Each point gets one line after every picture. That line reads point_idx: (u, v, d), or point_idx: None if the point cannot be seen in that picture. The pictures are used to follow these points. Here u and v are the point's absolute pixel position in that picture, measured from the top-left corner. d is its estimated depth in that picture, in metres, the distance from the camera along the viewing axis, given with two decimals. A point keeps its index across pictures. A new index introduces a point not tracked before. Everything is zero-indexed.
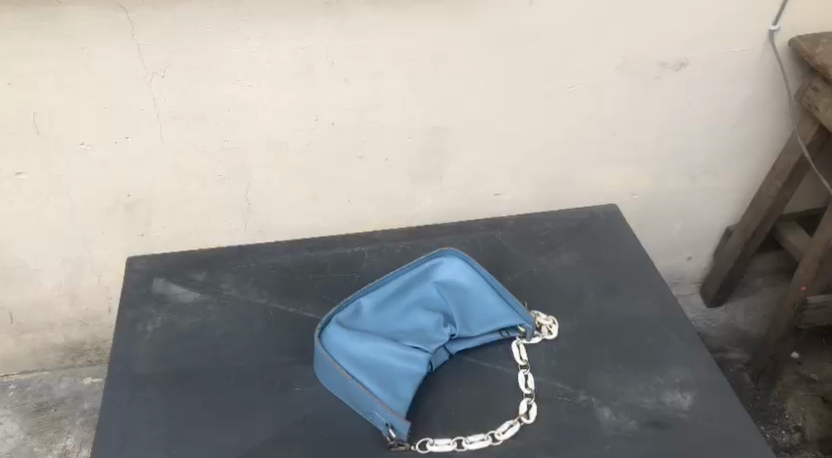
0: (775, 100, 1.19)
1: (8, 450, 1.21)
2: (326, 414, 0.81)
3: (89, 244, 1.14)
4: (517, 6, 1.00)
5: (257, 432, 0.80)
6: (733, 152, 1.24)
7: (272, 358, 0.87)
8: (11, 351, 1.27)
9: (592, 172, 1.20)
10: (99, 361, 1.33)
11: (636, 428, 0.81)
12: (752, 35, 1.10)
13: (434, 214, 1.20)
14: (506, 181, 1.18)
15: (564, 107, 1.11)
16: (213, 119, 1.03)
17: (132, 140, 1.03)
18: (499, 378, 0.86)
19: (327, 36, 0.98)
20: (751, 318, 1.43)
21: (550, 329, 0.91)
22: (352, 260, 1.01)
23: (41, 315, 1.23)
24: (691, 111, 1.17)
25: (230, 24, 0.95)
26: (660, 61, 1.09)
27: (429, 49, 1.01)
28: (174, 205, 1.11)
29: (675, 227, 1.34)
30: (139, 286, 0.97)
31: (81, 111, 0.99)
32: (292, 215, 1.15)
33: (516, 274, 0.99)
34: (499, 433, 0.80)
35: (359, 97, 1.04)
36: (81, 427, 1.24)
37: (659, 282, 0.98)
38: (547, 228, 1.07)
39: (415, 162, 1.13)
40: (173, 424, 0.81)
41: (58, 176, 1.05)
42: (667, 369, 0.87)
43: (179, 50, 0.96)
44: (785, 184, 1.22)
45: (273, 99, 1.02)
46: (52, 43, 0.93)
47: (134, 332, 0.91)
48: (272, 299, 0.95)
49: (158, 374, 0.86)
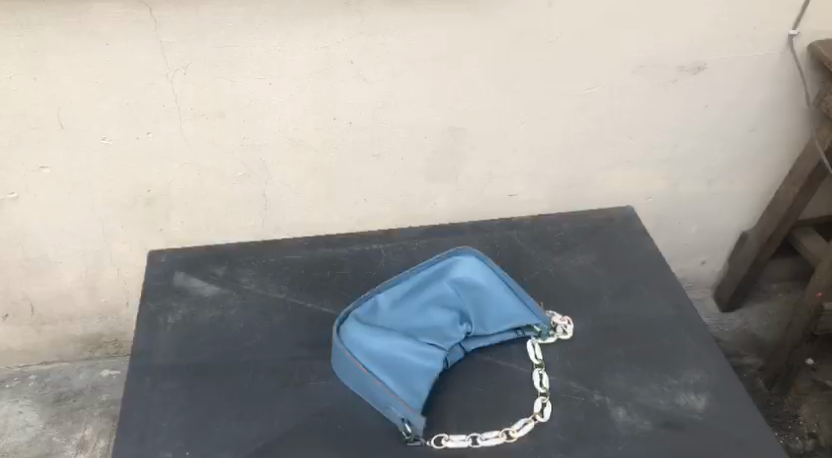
0: (792, 105, 1.19)
1: (27, 439, 1.22)
2: (343, 408, 0.82)
3: (109, 238, 1.16)
4: (535, 8, 1.00)
5: (275, 425, 0.81)
6: (750, 157, 1.24)
7: (289, 352, 0.89)
8: (32, 342, 1.29)
9: (608, 174, 1.21)
10: (117, 353, 1.34)
11: (650, 429, 0.81)
12: (770, 40, 1.10)
13: (449, 214, 1.21)
14: (523, 182, 1.19)
15: (581, 109, 1.12)
16: (234, 116, 1.04)
17: (153, 136, 1.05)
18: (514, 377, 0.86)
19: (346, 35, 0.99)
20: (765, 324, 1.42)
21: (565, 329, 0.92)
22: (369, 257, 1.02)
23: (61, 307, 1.25)
24: (708, 115, 1.17)
25: (251, 23, 0.96)
26: (677, 64, 1.10)
27: (447, 50, 1.02)
28: (194, 201, 1.13)
29: (691, 230, 1.34)
30: (160, 279, 0.98)
31: (105, 106, 1.01)
32: (309, 213, 1.17)
33: (531, 274, 1.00)
34: (513, 431, 0.80)
35: (378, 97, 1.05)
36: (99, 418, 1.26)
37: (675, 283, 0.98)
38: (563, 229, 1.07)
39: (432, 161, 1.14)
40: (193, 415, 0.82)
41: (81, 170, 1.07)
42: (681, 371, 0.87)
43: (201, 47, 0.97)
44: (802, 190, 1.22)
45: (292, 98, 1.03)
46: (77, 39, 0.95)
47: (155, 324, 0.92)
48: (290, 294, 0.96)
49: (178, 366, 0.87)
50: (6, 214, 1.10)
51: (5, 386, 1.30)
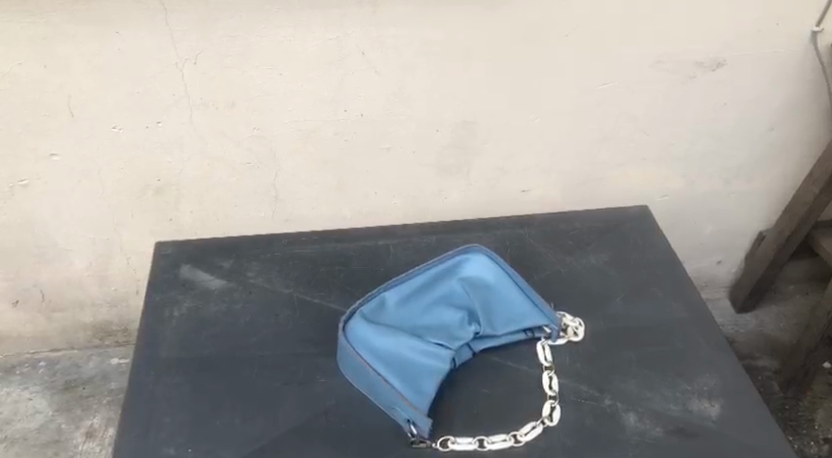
0: (814, 105, 1.16)
1: (36, 426, 1.23)
2: (348, 407, 0.81)
3: (117, 227, 1.15)
4: (551, 2, 0.98)
5: (278, 423, 0.80)
6: (771, 154, 1.21)
7: (295, 349, 0.87)
8: (42, 329, 1.30)
9: (623, 171, 1.18)
10: (126, 342, 1.35)
11: (661, 435, 0.80)
12: (794, 37, 1.07)
13: (461, 210, 1.19)
14: (536, 178, 1.17)
15: (597, 105, 1.10)
16: (245, 106, 1.03)
17: (163, 125, 1.04)
18: (523, 379, 0.85)
19: (357, 26, 0.97)
20: (781, 326, 1.40)
21: (576, 331, 0.90)
22: (377, 253, 1.01)
23: (71, 295, 1.25)
24: (728, 112, 1.14)
25: (262, 14, 0.95)
26: (696, 60, 1.07)
27: (460, 44, 1.00)
28: (203, 191, 1.12)
29: (706, 229, 1.32)
30: (167, 271, 0.97)
31: (115, 95, 1.00)
32: (320, 205, 1.16)
33: (543, 274, 0.98)
34: (521, 435, 0.79)
35: (389, 89, 1.04)
36: (107, 406, 1.26)
37: (689, 285, 0.96)
38: (577, 228, 1.05)
39: (444, 155, 1.12)
40: (196, 410, 0.81)
41: (91, 158, 1.06)
42: (695, 377, 0.85)
43: (212, 37, 0.96)
44: (822, 190, 1.17)
45: (303, 88, 1.02)
46: (88, 27, 0.94)
47: (160, 317, 0.91)
48: (296, 290, 0.95)
49: (183, 360, 0.86)
50: (16, 201, 1.10)
51: (15, 372, 1.31)
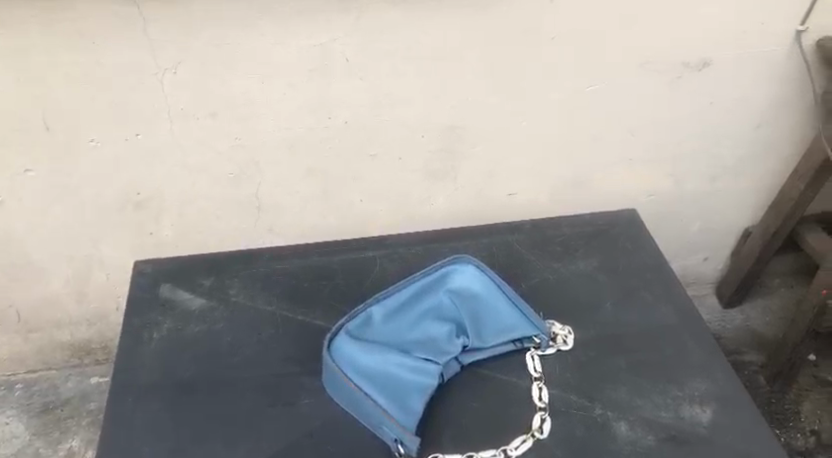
0: (800, 103, 1.15)
1: (13, 451, 1.20)
2: (334, 427, 0.79)
3: (96, 243, 1.13)
4: (537, 6, 0.97)
5: (262, 446, 0.78)
6: (758, 152, 1.20)
7: (277, 370, 0.85)
8: (19, 349, 1.26)
9: (610, 172, 1.17)
10: (106, 360, 1.32)
11: (653, 444, 0.78)
12: (780, 36, 1.06)
13: (446, 215, 1.18)
14: (522, 182, 1.16)
15: (583, 107, 1.08)
16: (225, 116, 1.00)
17: (142, 137, 1.01)
18: (512, 391, 0.83)
19: (341, 33, 0.95)
20: (767, 320, 1.40)
21: (565, 339, 0.89)
22: (362, 265, 0.99)
23: (49, 313, 1.22)
24: (714, 111, 1.13)
25: (243, 23, 0.92)
26: (683, 60, 1.06)
27: (445, 49, 0.99)
28: (183, 204, 1.09)
29: (694, 228, 1.31)
30: (146, 291, 0.95)
31: (90, 108, 0.97)
32: (303, 215, 1.14)
33: (531, 282, 0.97)
34: (511, 449, 0.77)
35: (373, 96, 1.02)
36: (87, 428, 1.23)
37: (678, 289, 0.95)
38: (564, 233, 1.04)
39: (430, 161, 1.10)
40: (177, 437, 0.79)
41: (68, 173, 1.03)
42: (686, 382, 0.84)
43: (192, 46, 0.94)
44: (808, 187, 1.17)
45: (286, 97, 1.00)
46: (62, 39, 0.91)
47: (139, 339, 0.89)
48: (280, 306, 0.93)
49: (163, 384, 0.84)
50: None
51: None
